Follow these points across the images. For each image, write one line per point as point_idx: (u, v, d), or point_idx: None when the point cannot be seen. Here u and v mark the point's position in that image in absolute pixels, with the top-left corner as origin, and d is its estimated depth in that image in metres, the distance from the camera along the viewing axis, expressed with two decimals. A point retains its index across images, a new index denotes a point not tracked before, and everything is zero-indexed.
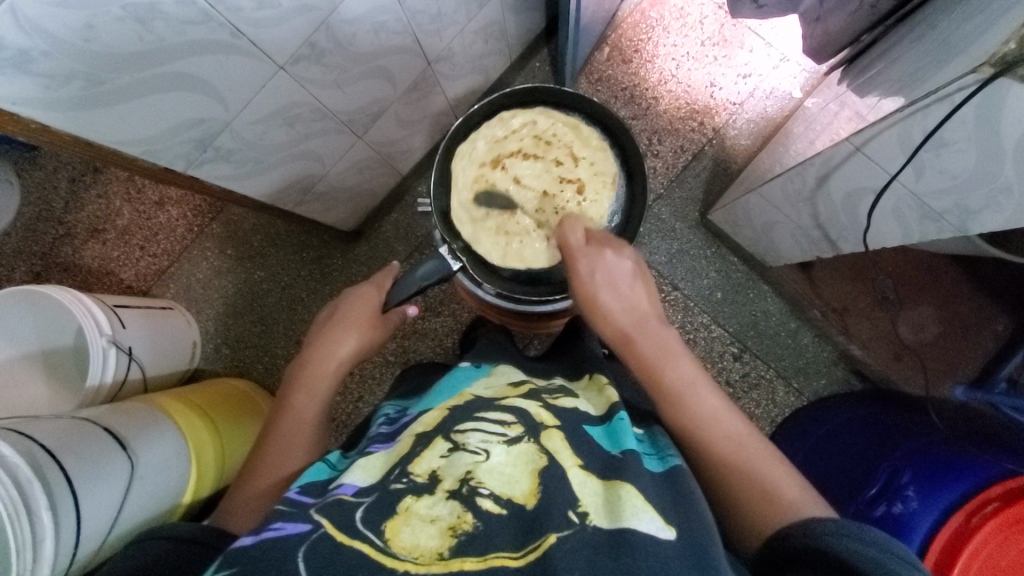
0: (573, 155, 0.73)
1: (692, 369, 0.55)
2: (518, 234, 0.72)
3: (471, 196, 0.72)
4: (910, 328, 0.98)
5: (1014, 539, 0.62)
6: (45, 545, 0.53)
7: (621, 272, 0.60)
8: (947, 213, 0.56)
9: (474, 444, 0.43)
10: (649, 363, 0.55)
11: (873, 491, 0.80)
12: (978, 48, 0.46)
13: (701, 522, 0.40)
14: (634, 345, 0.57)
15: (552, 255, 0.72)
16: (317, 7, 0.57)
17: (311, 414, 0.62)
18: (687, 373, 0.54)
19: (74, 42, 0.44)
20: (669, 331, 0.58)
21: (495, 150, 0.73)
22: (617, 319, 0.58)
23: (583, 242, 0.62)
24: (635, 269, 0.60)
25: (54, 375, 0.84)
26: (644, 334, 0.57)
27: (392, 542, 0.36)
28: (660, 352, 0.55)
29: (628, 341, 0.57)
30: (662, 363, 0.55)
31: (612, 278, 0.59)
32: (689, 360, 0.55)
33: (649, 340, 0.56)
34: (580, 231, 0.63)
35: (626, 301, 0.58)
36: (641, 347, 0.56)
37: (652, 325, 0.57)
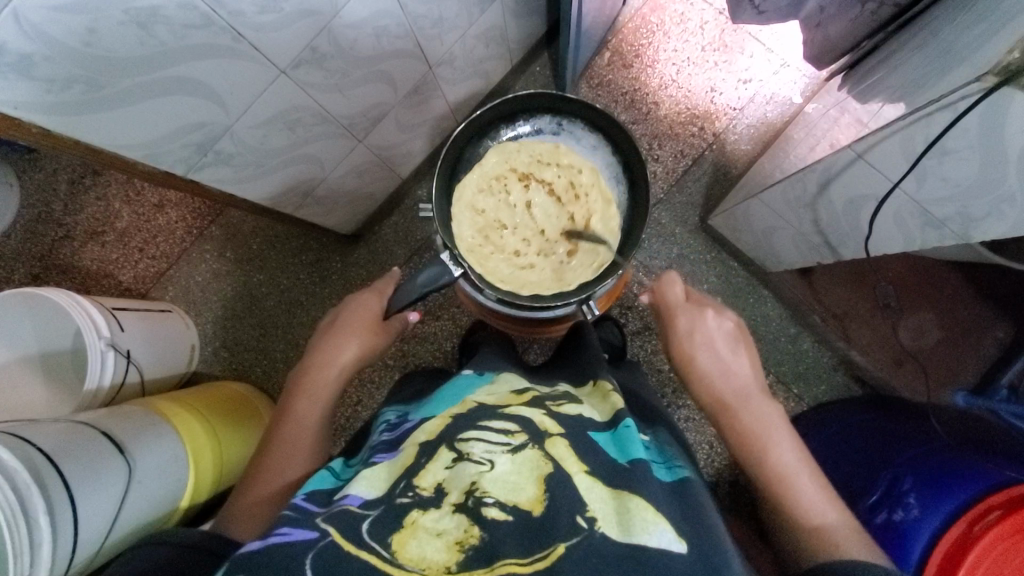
0: (582, 220, 0.75)
1: (796, 452, 0.58)
2: (492, 253, 0.74)
3: (481, 184, 0.75)
4: (910, 334, 0.92)
5: (1014, 548, 0.61)
6: (43, 549, 0.53)
7: (720, 333, 0.66)
8: (949, 220, 0.56)
9: (478, 454, 0.42)
10: (753, 436, 0.59)
11: (873, 499, 0.80)
12: (981, 57, 0.46)
13: (710, 535, 0.40)
14: (737, 415, 0.61)
15: (512, 277, 0.74)
16: (319, 11, 0.57)
17: (311, 420, 0.62)
18: (790, 453, 0.57)
19: (74, 46, 0.44)
20: (770, 404, 0.61)
21: (532, 167, 0.76)
22: (718, 384, 0.63)
23: (684, 301, 0.69)
24: (735, 331, 0.67)
25: (53, 378, 0.84)
26: (750, 405, 0.61)
27: (400, 554, 0.36)
28: (766, 427, 0.59)
29: (728, 409, 0.61)
30: (762, 436, 0.58)
31: (711, 338, 0.66)
32: (794, 441, 0.58)
33: (754, 412, 0.60)
34: (680, 289, 0.70)
35: (726, 365, 0.64)
36: (745, 418, 0.60)
37: (751, 396, 0.62)
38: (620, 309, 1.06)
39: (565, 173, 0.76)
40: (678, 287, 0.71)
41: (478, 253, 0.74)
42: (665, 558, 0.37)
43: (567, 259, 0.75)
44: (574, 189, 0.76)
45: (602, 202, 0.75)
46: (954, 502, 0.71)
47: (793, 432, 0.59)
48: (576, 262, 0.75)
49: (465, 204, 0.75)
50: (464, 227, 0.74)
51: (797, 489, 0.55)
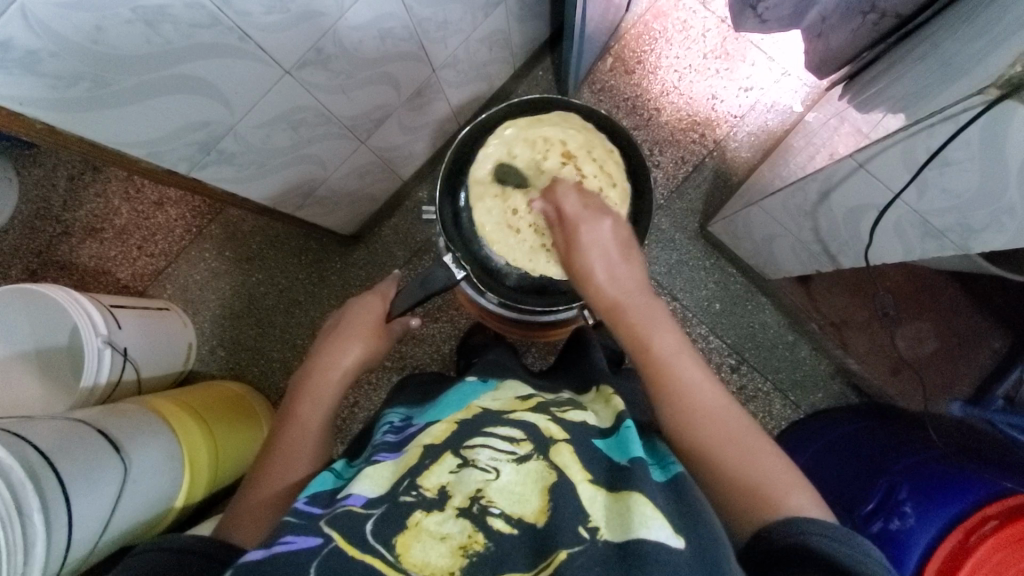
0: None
1: (676, 338, 0.54)
2: (497, 210, 0.73)
3: (525, 141, 0.72)
4: (908, 342, 0.94)
5: (1010, 557, 0.61)
6: (36, 548, 0.52)
7: (611, 241, 0.60)
8: (949, 230, 0.56)
9: (483, 462, 0.42)
10: (636, 333, 0.54)
11: (870, 508, 0.80)
12: (983, 71, 0.47)
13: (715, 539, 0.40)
14: (621, 313, 0.56)
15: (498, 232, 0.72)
16: (323, 13, 0.57)
17: (315, 422, 0.61)
18: (671, 339, 0.54)
19: (83, 43, 0.44)
20: (657, 302, 0.57)
21: (573, 156, 0.72)
22: (606, 289, 0.58)
23: (578, 208, 0.62)
24: (626, 238, 0.61)
25: (48, 375, 0.83)
26: (636, 302, 0.56)
27: (403, 558, 0.36)
28: (649, 320, 0.55)
29: (617, 310, 0.57)
30: (650, 331, 0.54)
31: (603, 247, 0.59)
32: (674, 328, 0.55)
33: (638, 309, 0.56)
34: (573, 196, 0.63)
35: (615, 271, 0.58)
36: (628, 314, 0.55)
37: (640, 296, 0.57)
38: None
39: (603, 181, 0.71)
40: (576, 193, 0.63)
41: (488, 194, 0.73)
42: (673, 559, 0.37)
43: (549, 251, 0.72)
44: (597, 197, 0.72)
45: None
46: (950, 512, 0.71)
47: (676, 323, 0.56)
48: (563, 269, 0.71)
49: (503, 147, 0.73)
50: (488, 162, 0.73)
51: (679, 369, 0.52)
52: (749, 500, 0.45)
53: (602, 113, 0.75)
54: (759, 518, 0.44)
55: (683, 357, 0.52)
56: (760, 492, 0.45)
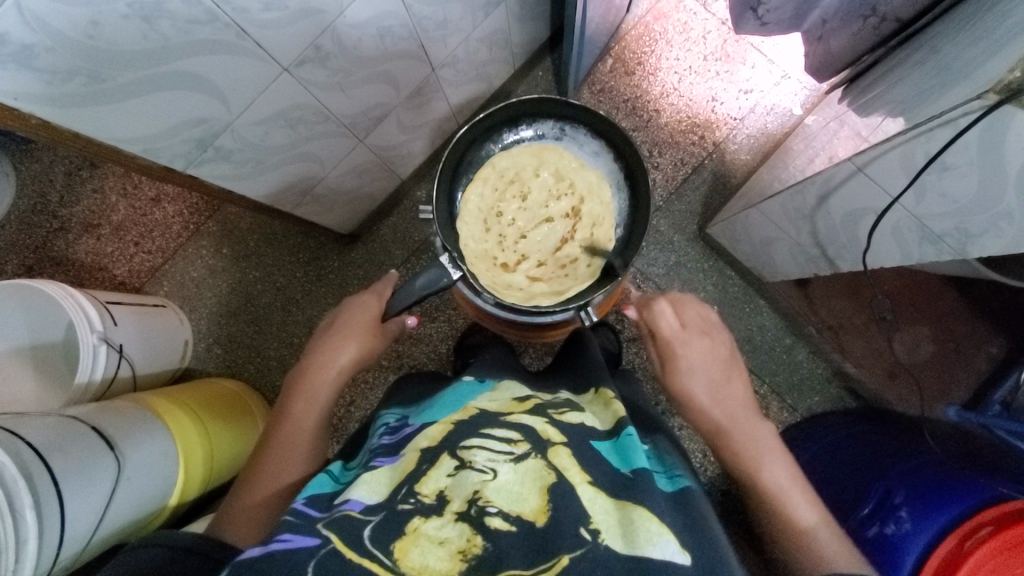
0: (532, 279, 0.75)
1: (787, 470, 0.56)
2: (487, 200, 0.76)
3: (554, 178, 0.77)
4: (904, 347, 0.91)
5: (1003, 564, 0.61)
6: (28, 546, 0.52)
7: (715, 360, 0.62)
8: (948, 235, 0.56)
9: (480, 463, 0.42)
10: (747, 461, 0.57)
11: (865, 512, 0.81)
12: (983, 75, 0.47)
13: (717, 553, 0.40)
14: (728, 438, 0.58)
15: (478, 219, 0.76)
16: (322, 11, 0.57)
17: (310, 421, 0.61)
18: (782, 472, 0.56)
19: (77, 38, 0.43)
20: (765, 427, 0.59)
21: (574, 221, 0.76)
22: (712, 413, 0.59)
23: (677, 327, 0.64)
24: (728, 358, 0.63)
25: (43, 371, 0.83)
26: (743, 428, 0.58)
27: (402, 563, 0.36)
28: (757, 451, 0.57)
29: (724, 435, 0.58)
30: (759, 461, 0.56)
31: (704, 367, 0.61)
32: (785, 458, 0.57)
33: (746, 436, 0.58)
34: (671, 314, 0.64)
35: (716, 390, 0.60)
36: (736, 440, 0.57)
37: (746, 420, 0.59)
38: (616, 315, 1.06)
39: (581, 257, 0.76)
40: (671, 308, 0.65)
41: (491, 181, 0.77)
42: (671, 566, 0.37)
43: (497, 261, 0.75)
44: (563, 257, 0.76)
45: (557, 284, 0.75)
46: (945, 518, 0.71)
47: (787, 457, 0.58)
48: (498, 284, 0.74)
49: (533, 159, 0.77)
50: (511, 160, 0.77)
51: (790, 503, 0.54)
52: None
53: (601, 114, 0.74)
54: None
55: (796, 492, 0.55)
56: None
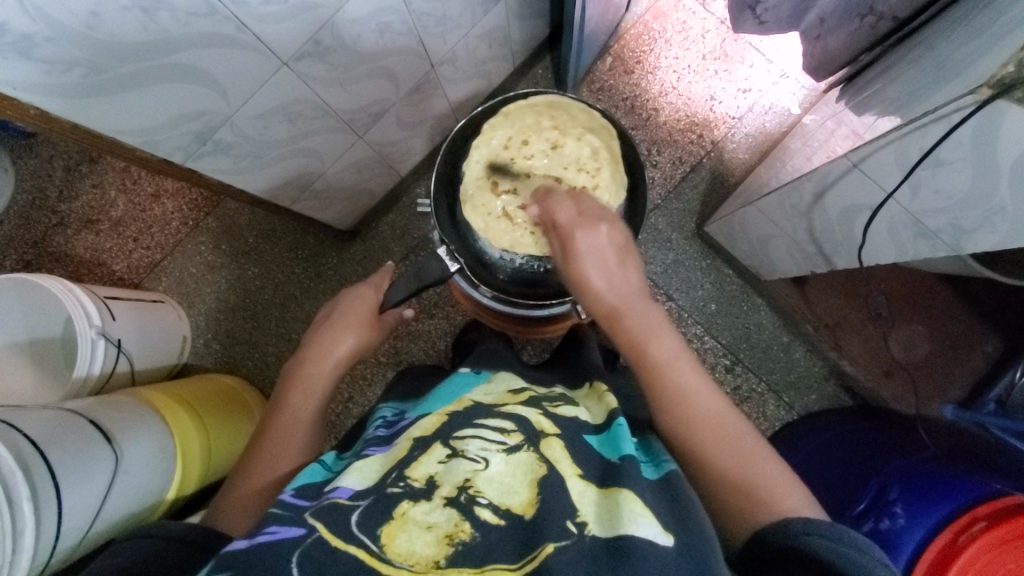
0: (504, 215, 0.70)
1: (675, 343, 0.54)
2: (519, 125, 0.72)
3: (586, 155, 0.70)
4: (900, 345, 0.94)
5: (999, 558, 0.62)
6: (25, 536, 0.52)
7: (611, 244, 0.60)
8: (942, 232, 0.57)
9: (473, 452, 0.42)
10: (634, 338, 0.55)
11: (861, 507, 0.81)
12: (976, 72, 0.47)
13: (701, 534, 0.40)
14: (620, 318, 0.56)
15: (512, 129, 0.72)
16: (320, 5, 0.57)
17: (306, 413, 0.61)
18: (669, 344, 0.54)
19: (78, 29, 0.44)
20: (656, 308, 0.57)
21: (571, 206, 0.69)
22: (604, 295, 0.58)
23: (573, 215, 0.61)
24: (623, 244, 0.61)
25: (42, 365, 0.83)
26: (633, 308, 0.57)
27: (388, 548, 0.36)
28: (645, 329, 0.55)
29: (616, 316, 0.57)
30: (647, 338, 0.54)
31: (601, 253, 0.59)
32: (674, 335, 0.55)
33: (635, 315, 0.56)
34: (568, 204, 0.62)
35: (611, 276, 0.58)
36: (626, 320, 0.56)
37: (640, 304, 0.57)
38: None
39: None
40: (569, 200, 0.63)
41: (540, 114, 0.73)
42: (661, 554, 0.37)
43: (497, 177, 0.71)
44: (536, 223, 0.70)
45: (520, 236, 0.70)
46: (941, 513, 0.71)
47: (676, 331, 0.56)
48: (474, 196, 0.71)
49: (583, 124, 0.72)
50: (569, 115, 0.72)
51: (676, 373, 0.52)
52: (736, 498, 0.46)
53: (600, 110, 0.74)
54: (757, 520, 0.44)
55: (681, 363, 0.53)
56: (759, 496, 0.45)
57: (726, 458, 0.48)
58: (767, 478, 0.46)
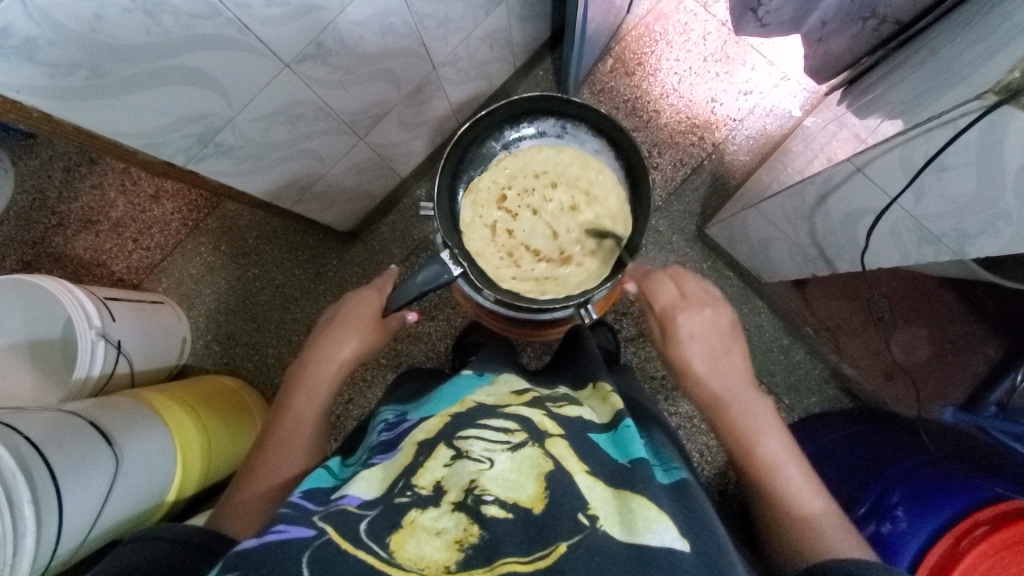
0: (493, 227, 0.76)
1: (781, 441, 0.58)
2: (552, 168, 0.77)
3: (590, 238, 0.75)
4: (902, 350, 0.93)
5: (1000, 563, 0.62)
6: (26, 539, 0.52)
7: (709, 330, 0.64)
8: (945, 236, 0.57)
9: (477, 452, 0.42)
10: (743, 433, 0.58)
11: (862, 510, 0.81)
12: (982, 77, 0.47)
13: (712, 536, 0.40)
14: (724, 409, 0.60)
15: (550, 163, 0.77)
16: (324, 7, 0.57)
17: (309, 417, 0.61)
18: (776, 442, 0.58)
19: (80, 31, 0.44)
20: (761, 401, 0.61)
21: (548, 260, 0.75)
22: (708, 384, 0.61)
23: (675, 300, 0.66)
24: (725, 329, 0.65)
25: (42, 366, 0.82)
26: (740, 402, 0.60)
27: (396, 554, 0.36)
28: (753, 424, 0.58)
29: (721, 405, 0.60)
30: (753, 434, 0.58)
31: (702, 341, 0.63)
32: (780, 432, 0.59)
33: (741, 408, 0.60)
34: (671, 288, 0.67)
35: (714, 366, 0.62)
36: (731, 411, 0.59)
37: (744, 396, 0.61)
38: (614, 315, 1.07)
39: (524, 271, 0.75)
40: (672, 283, 0.67)
41: (579, 168, 0.77)
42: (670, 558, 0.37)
43: (509, 192, 0.77)
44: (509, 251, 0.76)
45: (491, 248, 0.75)
46: (942, 516, 0.71)
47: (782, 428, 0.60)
48: (479, 196, 0.77)
49: (610, 200, 0.76)
50: (606, 189, 0.76)
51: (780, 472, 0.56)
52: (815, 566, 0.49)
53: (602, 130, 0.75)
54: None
55: (792, 468, 0.56)
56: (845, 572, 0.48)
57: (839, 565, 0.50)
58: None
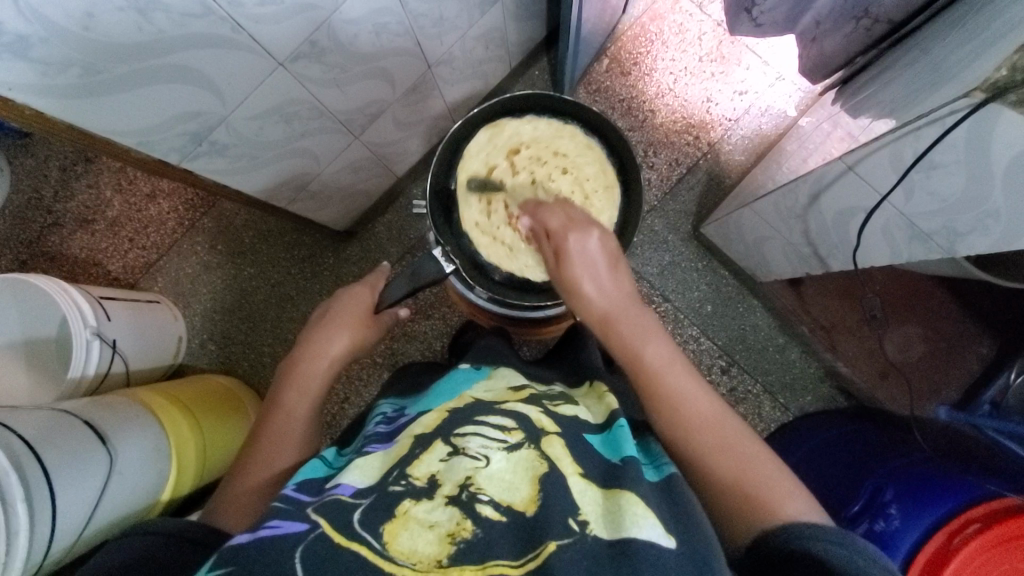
0: (489, 168, 0.74)
1: (667, 347, 0.54)
2: (566, 163, 0.74)
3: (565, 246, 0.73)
4: (896, 347, 0.94)
5: (992, 561, 0.62)
6: (20, 538, 0.52)
7: (596, 250, 0.58)
8: (935, 234, 0.57)
9: (474, 449, 0.42)
10: (628, 346, 0.54)
11: (856, 508, 0.81)
12: (971, 75, 0.47)
13: (699, 531, 0.40)
14: (612, 327, 0.55)
15: (573, 152, 0.75)
16: (318, 6, 0.57)
17: (303, 412, 0.61)
18: (662, 349, 0.53)
19: (72, 30, 0.44)
20: (648, 314, 0.56)
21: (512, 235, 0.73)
22: (597, 303, 0.56)
23: (562, 222, 0.60)
24: (614, 249, 0.59)
25: (36, 365, 0.82)
26: (626, 313, 0.56)
27: (390, 547, 0.36)
28: (639, 333, 0.54)
29: (610, 323, 0.55)
30: (641, 344, 0.53)
31: (590, 262, 0.57)
32: (667, 338, 0.55)
33: (629, 321, 0.55)
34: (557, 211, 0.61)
35: (601, 285, 0.57)
36: (618, 329, 0.55)
37: (633, 309, 0.56)
38: None
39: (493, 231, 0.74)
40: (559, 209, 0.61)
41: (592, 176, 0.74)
42: (660, 554, 0.37)
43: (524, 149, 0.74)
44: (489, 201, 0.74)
45: (477, 185, 0.74)
46: (935, 515, 0.71)
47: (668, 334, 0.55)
48: (497, 140, 0.75)
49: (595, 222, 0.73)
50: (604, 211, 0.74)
51: (669, 380, 0.52)
52: (732, 494, 0.46)
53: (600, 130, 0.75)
54: (753, 522, 0.44)
55: (676, 369, 0.52)
56: (757, 499, 0.45)
57: (725, 461, 0.48)
58: (768, 478, 0.46)
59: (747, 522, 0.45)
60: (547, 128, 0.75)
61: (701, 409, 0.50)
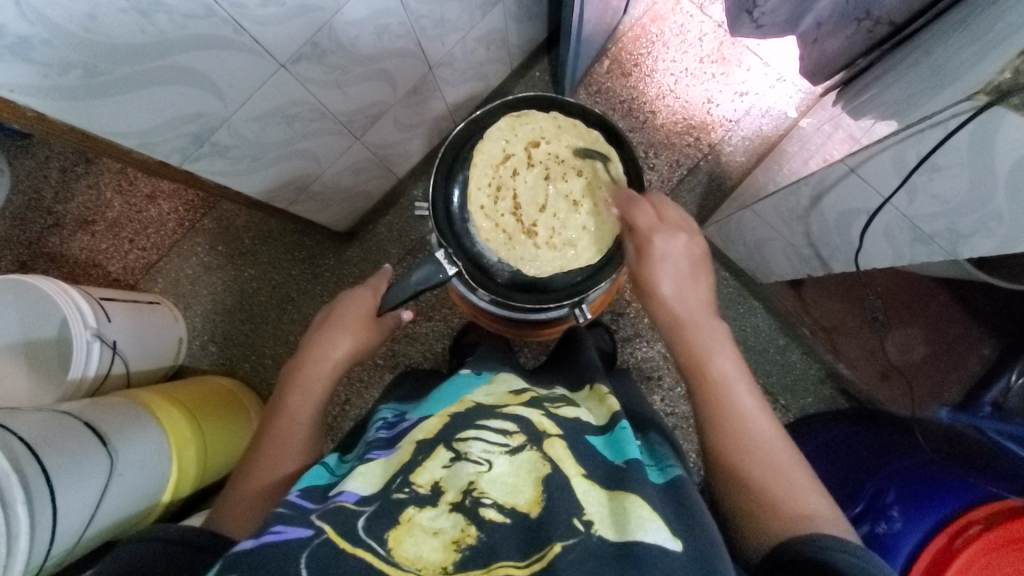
0: (504, 155, 0.73)
1: (734, 362, 0.56)
2: (580, 165, 0.73)
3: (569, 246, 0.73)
4: (897, 348, 0.91)
5: (996, 562, 0.62)
6: (20, 542, 0.52)
7: (680, 254, 0.62)
8: (938, 236, 0.57)
9: (476, 454, 0.42)
10: (695, 350, 0.57)
11: (858, 509, 0.82)
12: (975, 77, 0.47)
13: (703, 532, 0.40)
14: (684, 330, 0.58)
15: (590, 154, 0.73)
16: (319, 7, 0.57)
17: (305, 415, 0.61)
18: (729, 362, 0.56)
19: (74, 31, 0.44)
20: (722, 326, 0.59)
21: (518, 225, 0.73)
22: (673, 305, 0.60)
23: (652, 221, 0.63)
24: (699, 256, 0.62)
25: (36, 367, 0.82)
26: (700, 322, 0.59)
27: (395, 552, 0.36)
28: (710, 343, 0.57)
29: (682, 325, 0.59)
30: (709, 354, 0.56)
31: (672, 263, 0.61)
32: (735, 354, 0.57)
33: (703, 330, 0.58)
34: (647, 209, 0.64)
35: (681, 290, 0.60)
36: (689, 333, 0.58)
37: (706, 320, 0.59)
38: (611, 315, 1.07)
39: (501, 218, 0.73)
40: (647, 205, 0.65)
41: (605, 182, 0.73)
42: (665, 557, 0.37)
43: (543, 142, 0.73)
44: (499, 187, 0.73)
45: (490, 169, 0.73)
46: (936, 516, 0.72)
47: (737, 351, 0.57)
48: (519, 129, 0.74)
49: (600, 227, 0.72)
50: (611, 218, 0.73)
51: (731, 389, 0.53)
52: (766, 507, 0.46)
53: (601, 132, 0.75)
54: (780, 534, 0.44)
55: (739, 381, 0.54)
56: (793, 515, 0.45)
57: (765, 473, 0.48)
58: (795, 494, 0.47)
59: (773, 533, 0.45)
60: (569, 126, 0.74)
61: (757, 424, 0.51)
